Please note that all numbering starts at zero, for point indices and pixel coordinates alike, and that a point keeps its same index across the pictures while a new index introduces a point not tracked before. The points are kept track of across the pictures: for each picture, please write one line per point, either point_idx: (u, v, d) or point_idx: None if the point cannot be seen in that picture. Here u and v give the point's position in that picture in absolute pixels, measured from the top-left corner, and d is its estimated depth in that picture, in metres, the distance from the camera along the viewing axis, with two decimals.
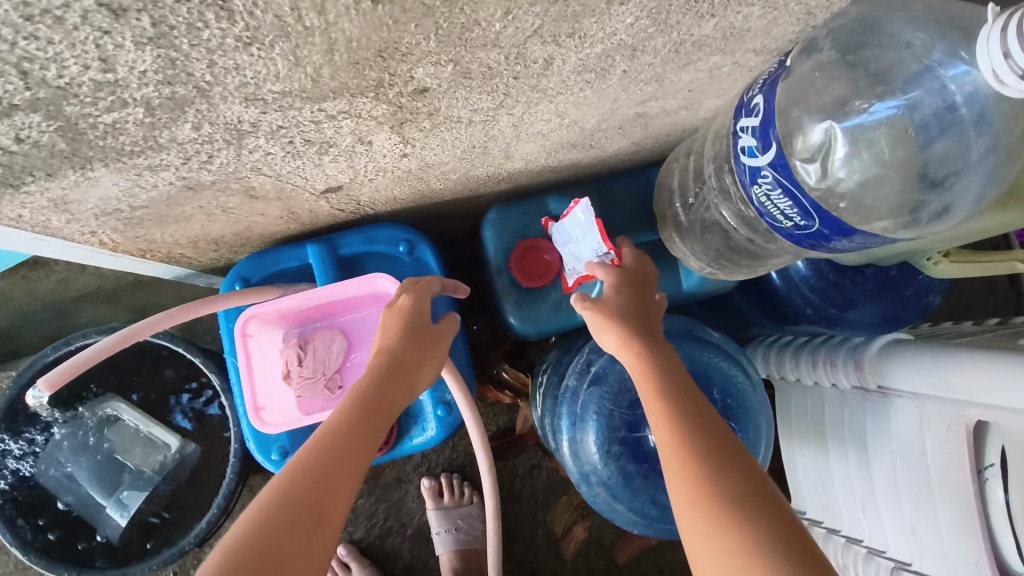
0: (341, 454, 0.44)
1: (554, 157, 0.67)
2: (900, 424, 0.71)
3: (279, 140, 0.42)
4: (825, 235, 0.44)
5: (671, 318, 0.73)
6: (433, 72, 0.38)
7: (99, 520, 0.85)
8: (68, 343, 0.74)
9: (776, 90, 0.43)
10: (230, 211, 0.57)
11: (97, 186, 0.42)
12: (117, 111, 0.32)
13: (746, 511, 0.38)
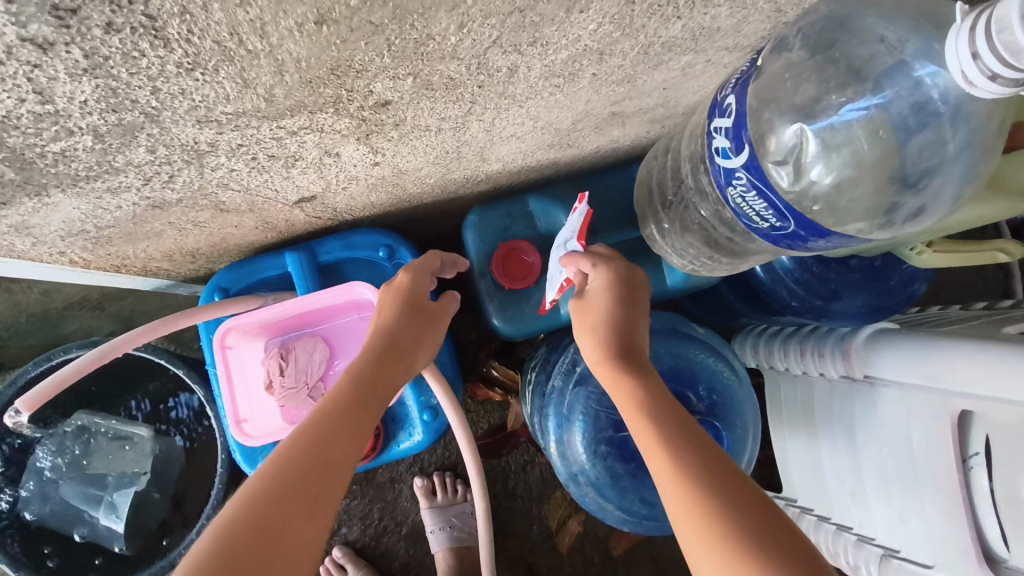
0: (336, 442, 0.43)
1: (532, 157, 0.66)
2: (887, 413, 0.71)
3: (242, 157, 0.42)
4: (801, 236, 0.43)
5: (655, 314, 0.72)
6: (393, 86, 0.37)
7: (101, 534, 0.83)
8: (48, 359, 0.74)
9: (748, 90, 0.42)
10: (203, 224, 0.56)
11: (57, 210, 0.41)
12: (64, 139, 0.32)
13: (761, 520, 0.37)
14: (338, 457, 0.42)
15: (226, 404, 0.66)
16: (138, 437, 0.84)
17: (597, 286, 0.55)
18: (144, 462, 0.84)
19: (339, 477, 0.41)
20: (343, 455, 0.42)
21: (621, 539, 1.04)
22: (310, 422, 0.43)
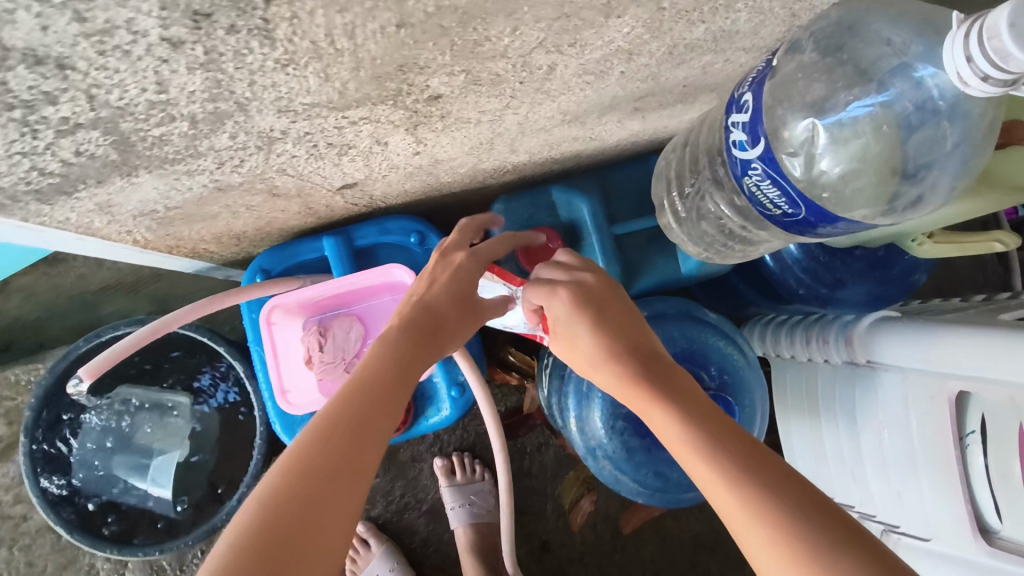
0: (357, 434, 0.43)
1: (557, 149, 0.70)
2: (887, 395, 0.75)
3: (305, 144, 0.46)
4: (810, 222, 0.48)
5: (669, 299, 0.77)
6: (446, 81, 0.41)
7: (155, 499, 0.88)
8: (98, 336, 0.79)
9: (764, 88, 0.47)
10: (254, 208, 0.60)
11: (139, 190, 0.45)
12: (166, 125, 0.36)
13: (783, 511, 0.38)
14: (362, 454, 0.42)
15: (271, 376, 0.71)
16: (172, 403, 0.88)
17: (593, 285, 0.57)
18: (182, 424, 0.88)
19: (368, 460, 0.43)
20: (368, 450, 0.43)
21: (630, 517, 1.09)
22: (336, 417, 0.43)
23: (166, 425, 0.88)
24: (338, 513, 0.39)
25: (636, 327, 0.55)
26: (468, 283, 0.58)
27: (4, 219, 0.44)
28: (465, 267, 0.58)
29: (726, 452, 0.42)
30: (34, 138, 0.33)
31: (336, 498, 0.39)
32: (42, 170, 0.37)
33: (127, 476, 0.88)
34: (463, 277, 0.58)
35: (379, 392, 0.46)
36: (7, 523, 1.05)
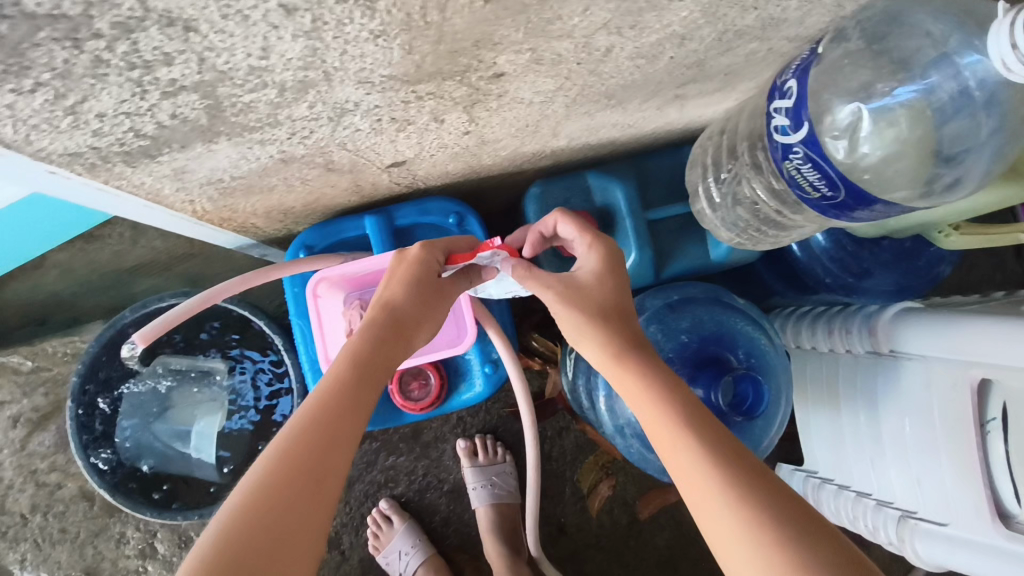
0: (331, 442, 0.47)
1: (596, 135, 0.73)
2: (909, 383, 0.77)
3: (371, 117, 0.49)
4: (848, 205, 0.50)
5: (697, 284, 0.79)
6: (513, 59, 0.43)
7: (200, 465, 0.91)
8: (145, 306, 0.82)
9: (808, 75, 0.49)
10: (308, 182, 0.63)
11: (213, 157, 0.48)
12: (257, 92, 0.38)
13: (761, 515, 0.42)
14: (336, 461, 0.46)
15: (317, 347, 0.75)
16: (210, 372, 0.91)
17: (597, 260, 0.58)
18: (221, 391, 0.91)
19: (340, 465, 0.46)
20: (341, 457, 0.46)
21: (649, 502, 1.10)
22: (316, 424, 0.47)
23: (202, 393, 0.91)
24: (317, 514, 0.44)
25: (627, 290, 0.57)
26: (424, 275, 0.57)
27: (87, 180, 0.46)
28: (421, 260, 0.57)
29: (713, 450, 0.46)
30: (141, 99, 0.35)
31: (314, 506, 0.44)
32: (137, 131, 0.39)
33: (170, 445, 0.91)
34: (416, 269, 0.56)
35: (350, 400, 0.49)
36: (42, 490, 1.09)
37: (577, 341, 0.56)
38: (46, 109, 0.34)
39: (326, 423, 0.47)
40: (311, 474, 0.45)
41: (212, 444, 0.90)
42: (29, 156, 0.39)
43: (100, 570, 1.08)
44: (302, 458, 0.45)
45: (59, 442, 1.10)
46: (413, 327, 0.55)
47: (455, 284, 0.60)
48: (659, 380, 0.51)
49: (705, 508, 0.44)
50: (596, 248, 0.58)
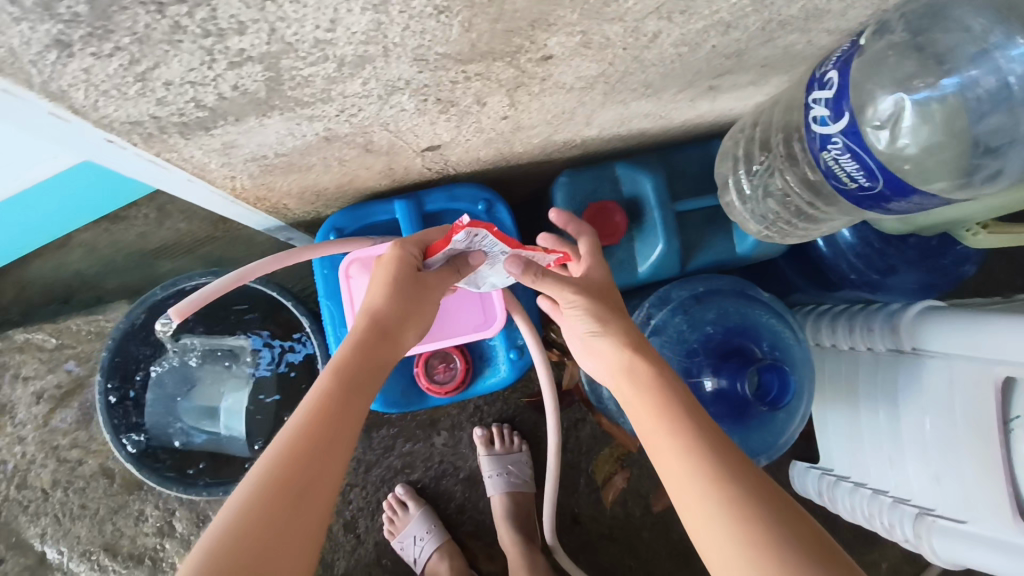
0: (323, 445, 0.50)
1: (626, 125, 0.74)
2: (931, 381, 0.78)
3: (418, 97, 0.49)
4: (885, 196, 0.51)
5: (723, 277, 0.80)
6: (563, 41, 0.44)
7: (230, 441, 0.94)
8: (176, 283, 0.85)
9: (850, 66, 0.49)
10: (345, 163, 0.64)
11: (263, 133, 0.49)
12: (317, 65, 0.39)
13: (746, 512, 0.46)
14: (326, 463, 0.50)
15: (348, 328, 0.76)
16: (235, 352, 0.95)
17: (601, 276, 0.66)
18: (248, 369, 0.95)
19: (330, 468, 0.50)
20: (330, 460, 0.50)
21: (662, 496, 1.12)
22: (309, 428, 0.51)
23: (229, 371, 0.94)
24: (309, 511, 0.47)
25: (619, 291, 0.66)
26: (404, 277, 0.59)
27: (141, 151, 0.47)
28: (399, 262, 0.60)
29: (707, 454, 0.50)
30: (209, 68, 0.36)
31: (305, 507, 0.47)
32: (198, 101, 0.40)
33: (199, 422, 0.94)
34: (394, 272, 0.59)
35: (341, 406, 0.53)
36: (63, 466, 1.10)
37: (597, 330, 0.62)
38: (119, 75, 0.35)
39: (322, 427, 0.51)
40: (304, 477, 0.48)
41: (241, 420, 0.93)
42: (93, 123, 0.40)
43: (119, 546, 1.09)
44: (297, 461, 0.49)
45: (81, 419, 1.11)
46: (397, 329, 0.59)
47: (437, 278, 0.61)
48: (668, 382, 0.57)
49: (693, 508, 0.48)
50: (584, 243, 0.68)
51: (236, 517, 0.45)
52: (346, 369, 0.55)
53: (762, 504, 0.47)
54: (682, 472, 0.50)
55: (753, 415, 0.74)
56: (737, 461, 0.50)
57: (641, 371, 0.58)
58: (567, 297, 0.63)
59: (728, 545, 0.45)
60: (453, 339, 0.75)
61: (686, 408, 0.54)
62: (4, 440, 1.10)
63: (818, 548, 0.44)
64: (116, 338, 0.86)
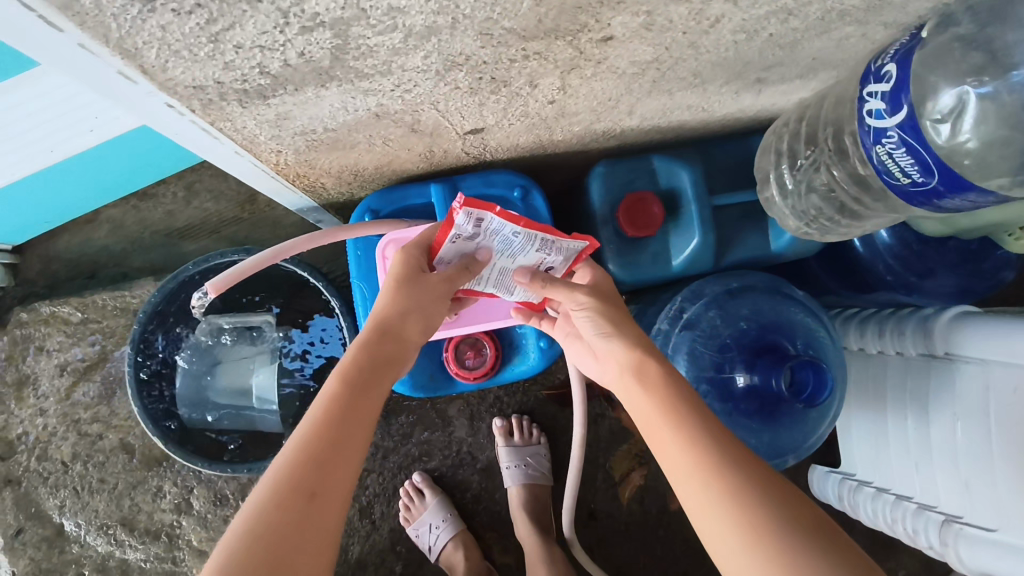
0: (335, 443, 0.51)
1: (667, 117, 0.73)
2: (965, 387, 0.76)
3: (474, 75, 0.49)
4: (939, 192, 0.50)
5: (759, 275, 0.79)
6: (627, 22, 0.44)
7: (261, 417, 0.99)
8: (208, 259, 0.87)
9: (910, 58, 0.49)
10: (389, 142, 0.64)
11: (319, 105, 0.49)
12: (384, 35, 0.39)
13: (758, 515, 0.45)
14: (338, 462, 0.50)
15: None
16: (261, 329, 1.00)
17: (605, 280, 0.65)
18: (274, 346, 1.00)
19: (343, 467, 0.50)
20: (342, 459, 0.50)
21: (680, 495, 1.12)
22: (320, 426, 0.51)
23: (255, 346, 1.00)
24: (325, 510, 0.48)
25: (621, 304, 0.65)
26: (405, 279, 0.59)
27: (197, 118, 0.47)
28: (400, 266, 0.60)
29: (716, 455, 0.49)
30: (280, 32, 0.36)
31: (320, 506, 0.47)
32: (263, 67, 0.40)
33: (230, 398, 1.00)
34: (399, 275, 0.60)
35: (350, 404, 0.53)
36: (83, 439, 1.10)
37: (605, 332, 0.60)
38: (193, 34, 0.35)
39: (330, 427, 0.51)
40: (313, 479, 0.48)
41: (273, 392, 0.98)
42: (158, 84, 0.40)
43: (136, 521, 1.10)
44: (311, 459, 0.49)
45: (102, 393, 1.11)
46: (399, 328, 0.59)
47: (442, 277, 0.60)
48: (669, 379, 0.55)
49: (703, 511, 0.48)
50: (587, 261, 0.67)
51: (254, 523, 0.45)
52: (351, 372, 0.55)
53: (764, 493, 0.46)
54: (684, 466, 0.50)
55: (785, 411, 0.73)
56: (737, 449, 0.50)
57: (645, 367, 0.56)
58: (579, 298, 0.62)
59: (734, 538, 0.45)
60: (486, 324, 0.75)
61: (687, 400, 0.53)
62: (27, 411, 1.11)
63: (823, 535, 0.44)
64: (146, 317, 0.90)
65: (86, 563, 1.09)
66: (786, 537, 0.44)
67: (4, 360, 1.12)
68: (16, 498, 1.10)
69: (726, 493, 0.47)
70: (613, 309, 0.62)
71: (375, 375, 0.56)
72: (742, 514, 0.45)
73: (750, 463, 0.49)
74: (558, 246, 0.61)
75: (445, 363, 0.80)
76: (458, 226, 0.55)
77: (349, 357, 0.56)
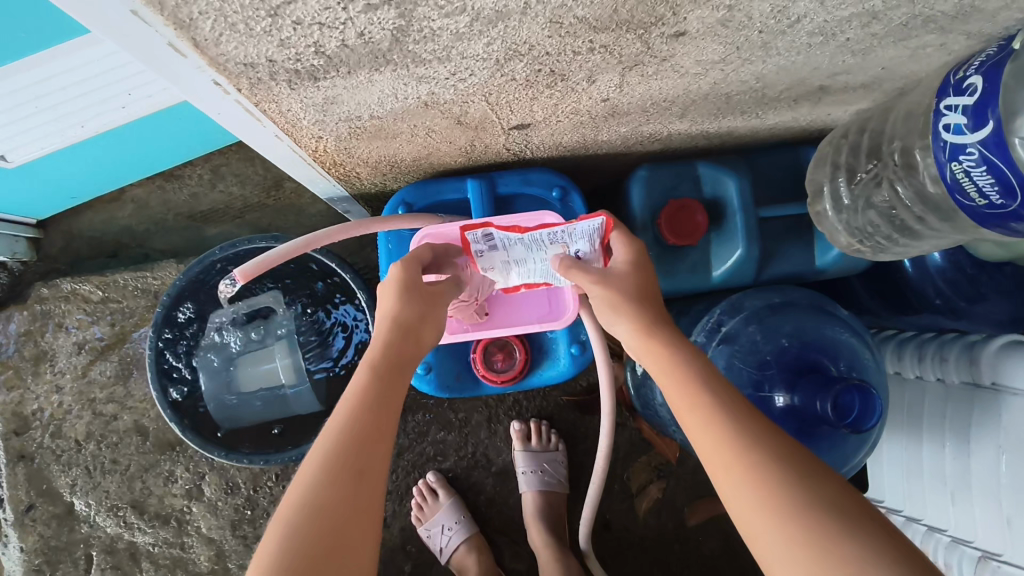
0: (367, 423, 0.49)
1: (717, 123, 0.70)
2: (1013, 419, 0.67)
3: (533, 67, 0.47)
4: (1019, 216, 0.46)
5: (802, 292, 0.76)
6: (703, 16, 0.41)
7: (290, 403, 0.99)
8: (235, 244, 0.86)
9: (1001, 71, 0.46)
10: (432, 134, 0.61)
11: (371, 90, 0.47)
12: (450, 18, 0.37)
13: (797, 499, 0.42)
14: (373, 444, 0.48)
15: None
16: (272, 312, 1.00)
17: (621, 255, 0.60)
18: (289, 330, 1.00)
19: (378, 450, 0.48)
20: (377, 442, 0.49)
21: (698, 510, 1.08)
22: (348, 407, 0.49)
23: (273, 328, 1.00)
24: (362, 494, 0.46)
25: (655, 281, 0.60)
26: (408, 280, 0.56)
27: (243, 99, 0.45)
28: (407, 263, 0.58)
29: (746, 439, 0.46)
30: (343, 9, 0.34)
31: (358, 489, 0.46)
32: (319, 47, 0.38)
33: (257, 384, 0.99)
34: (399, 278, 0.56)
35: (377, 386, 0.51)
36: (98, 419, 1.09)
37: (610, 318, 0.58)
38: (253, 6, 0.33)
39: (366, 408, 0.49)
40: (356, 459, 0.47)
41: (302, 373, 0.99)
42: (208, 60, 0.38)
43: (147, 504, 1.09)
44: (343, 443, 0.47)
45: (119, 373, 1.10)
46: (421, 323, 0.56)
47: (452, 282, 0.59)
48: (689, 362, 0.52)
49: (737, 499, 0.44)
50: (617, 235, 0.61)
51: (297, 503, 0.44)
52: (381, 354, 0.53)
53: (794, 473, 0.44)
54: (714, 453, 0.47)
55: (825, 435, 0.68)
56: (763, 426, 0.47)
57: (659, 350, 0.54)
58: (591, 291, 0.58)
59: (758, 520, 0.43)
60: (516, 328, 0.73)
61: (712, 383, 0.50)
62: (43, 387, 1.10)
63: (861, 515, 0.41)
64: (169, 299, 0.90)
65: (94, 543, 1.08)
66: (820, 518, 0.41)
67: (22, 335, 1.11)
68: (29, 474, 1.09)
69: (746, 474, 0.44)
70: (623, 290, 0.57)
71: (405, 360, 0.54)
72: (766, 494, 0.43)
73: (779, 441, 0.46)
74: (572, 233, 0.58)
75: (471, 363, 0.78)
76: (471, 245, 0.58)
77: (375, 342, 0.54)
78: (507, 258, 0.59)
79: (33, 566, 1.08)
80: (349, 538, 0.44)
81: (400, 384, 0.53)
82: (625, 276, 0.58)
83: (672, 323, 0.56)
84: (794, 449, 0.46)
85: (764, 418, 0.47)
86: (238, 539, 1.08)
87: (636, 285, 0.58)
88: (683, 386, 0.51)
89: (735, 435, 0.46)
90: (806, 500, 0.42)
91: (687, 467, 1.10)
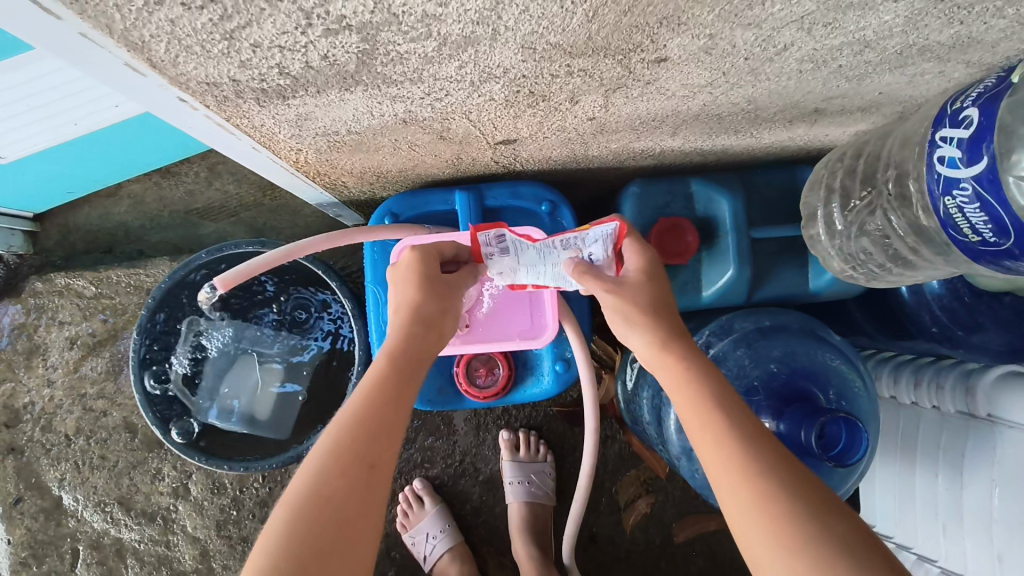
0: (375, 417, 0.49)
1: (711, 141, 0.68)
2: (1008, 453, 0.64)
3: (511, 88, 0.45)
4: (1013, 254, 0.44)
5: (794, 315, 0.74)
6: (685, 44, 0.40)
7: (289, 399, 0.99)
8: (220, 249, 0.87)
9: (997, 105, 0.43)
10: (415, 147, 0.60)
11: (342, 108, 0.45)
12: (417, 42, 0.36)
13: (802, 516, 0.42)
14: (383, 439, 0.48)
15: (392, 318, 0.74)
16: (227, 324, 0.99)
17: (634, 267, 0.58)
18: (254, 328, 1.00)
19: (389, 445, 0.48)
20: (387, 437, 0.49)
21: (685, 525, 1.07)
22: (361, 401, 0.50)
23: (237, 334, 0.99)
24: (369, 486, 0.46)
25: (670, 292, 0.59)
26: (428, 272, 0.57)
27: (212, 114, 0.44)
28: (419, 262, 0.58)
29: (753, 453, 0.45)
30: (302, 33, 0.33)
31: (365, 480, 0.46)
32: (282, 68, 0.37)
33: (247, 392, 0.99)
34: (418, 269, 0.57)
35: (389, 382, 0.51)
36: (88, 414, 1.10)
37: (622, 330, 0.57)
38: (206, 30, 0.32)
39: (381, 401, 0.50)
40: (371, 452, 0.47)
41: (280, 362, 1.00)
42: (168, 79, 0.38)
43: (133, 501, 1.09)
44: (353, 435, 0.47)
45: (109, 369, 1.10)
46: (439, 318, 0.57)
47: (463, 278, 0.59)
48: (702, 374, 0.51)
49: (738, 514, 0.44)
50: (632, 243, 0.59)
51: (304, 491, 0.45)
52: (398, 350, 0.53)
53: (804, 505, 0.42)
54: (720, 467, 0.46)
55: (813, 466, 0.66)
56: (771, 445, 0.46)
57: (669, 364, 0.53)
58: (603, 299, 0.57)
59: (760, 544, 0.42)
60: (496, 344, 0.71)
61: (725, 397, 0.49)
62: (35, 380, 1.10)
63: (862, 543, 0.40)
64: (146, 315, 0.91)
65: (81, 538, 1.09)
66: (823, 542, 0.40)
67: (16, 329, 1.11)
68: (18, 467, 1.09)
69: (752, 498, 0.43)
70: (638, 301, 0.56)
71: (420, 357, 0.55)
72: (771, 517, 0.42)
73: (791, 469, 0.44)
74: (584, 238, 0.58)
75: (454, 377, 0.77)
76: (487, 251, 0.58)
77: (393, 336, 0.54)
78: (516, 264, 0.58)
79: (19, 559, 1.09)
80: (353, 527, 0.44)
81: (411, 381, 0.53)
82: (639, 287, 0.57)
83: (689, 335, 0.56)
84: (803, 469, 0.45)
85: (773, 439, 0.47)
86: (223, 539, 1.08)
87: (649, 296, 0.57)
88: (697, 398, 0.50)
89: (740, 450, 0.46)
90: (808, 519, 0.41)
91: (676, 482, 1.08)
